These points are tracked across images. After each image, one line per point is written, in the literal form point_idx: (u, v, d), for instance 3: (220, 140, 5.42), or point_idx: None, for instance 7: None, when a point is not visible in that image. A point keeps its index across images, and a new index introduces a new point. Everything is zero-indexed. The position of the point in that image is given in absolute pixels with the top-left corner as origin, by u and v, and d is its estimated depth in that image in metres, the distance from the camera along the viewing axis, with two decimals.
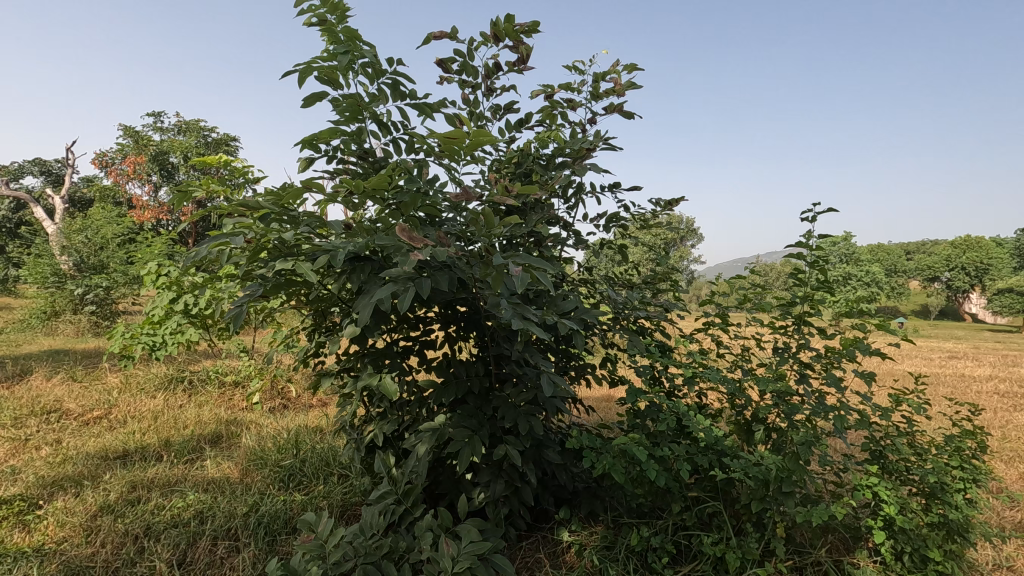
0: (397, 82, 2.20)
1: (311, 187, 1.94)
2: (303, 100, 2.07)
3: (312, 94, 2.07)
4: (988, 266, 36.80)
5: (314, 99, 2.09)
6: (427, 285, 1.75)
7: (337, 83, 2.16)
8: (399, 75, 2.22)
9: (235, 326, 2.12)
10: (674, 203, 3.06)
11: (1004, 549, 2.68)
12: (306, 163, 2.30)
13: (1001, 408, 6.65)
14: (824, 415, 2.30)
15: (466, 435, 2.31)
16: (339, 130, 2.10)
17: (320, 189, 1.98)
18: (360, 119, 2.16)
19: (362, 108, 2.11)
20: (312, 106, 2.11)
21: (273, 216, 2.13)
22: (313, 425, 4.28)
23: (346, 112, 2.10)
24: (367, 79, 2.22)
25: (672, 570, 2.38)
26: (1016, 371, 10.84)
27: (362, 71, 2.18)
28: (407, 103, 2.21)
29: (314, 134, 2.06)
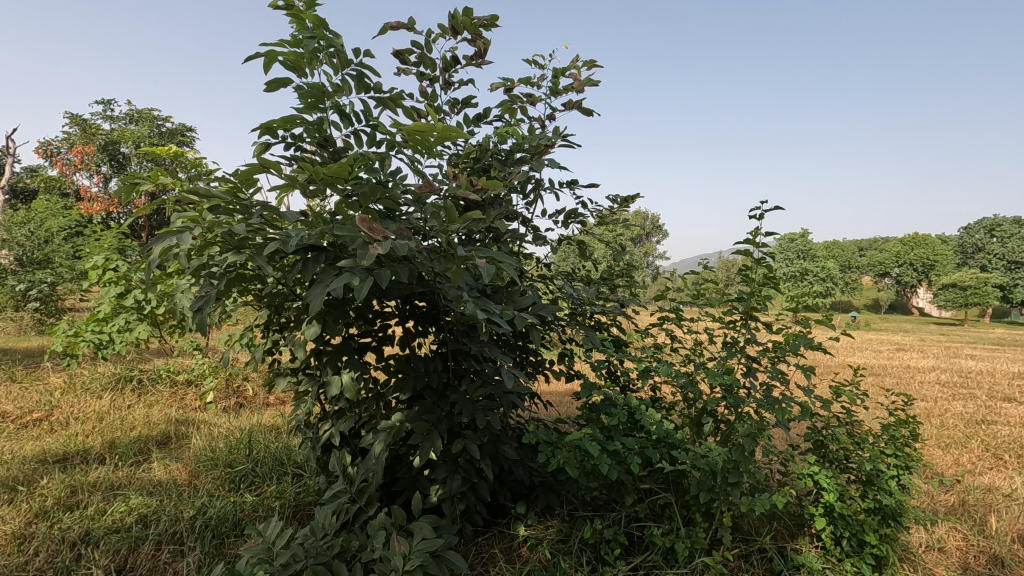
0: (362, 75, 2.12)
1: (270, 165, 1.88)
2: (266, 84, 1.99)
3: (275, 79, 1.99)
4: (933, 263, 38.65)
5: (276, 84, 2.01)
6: (386, 277, 1.69)
7: (302, 70, 2.09)
8: (365, 68, 2.13)
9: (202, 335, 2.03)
10: (631, 200, 3.09)
11: (936, 532, 2.83)
12: (263, 147, 2.21)
13: (940, 398, 7.00)
14: (770, 406, 2.37)
15: (421, 431, 2.28)
16: (298, 119, 2.02)
17: (278, 170, 1.91)
18: (322, 109, 2.09)
19: (325, 98, 2.05)
20: (274, 90, 2.03)
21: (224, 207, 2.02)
22: (268, 423, 4.18)
23: (306, 101, 2.02)
24: (332, 69, 2.15)
25: (625, 561, 2.43)
26: (955, 363, 11.44)
27: (327, 60, 2.11)
28: (371, 97, 2.16)
29: (273, 120, 1.99)
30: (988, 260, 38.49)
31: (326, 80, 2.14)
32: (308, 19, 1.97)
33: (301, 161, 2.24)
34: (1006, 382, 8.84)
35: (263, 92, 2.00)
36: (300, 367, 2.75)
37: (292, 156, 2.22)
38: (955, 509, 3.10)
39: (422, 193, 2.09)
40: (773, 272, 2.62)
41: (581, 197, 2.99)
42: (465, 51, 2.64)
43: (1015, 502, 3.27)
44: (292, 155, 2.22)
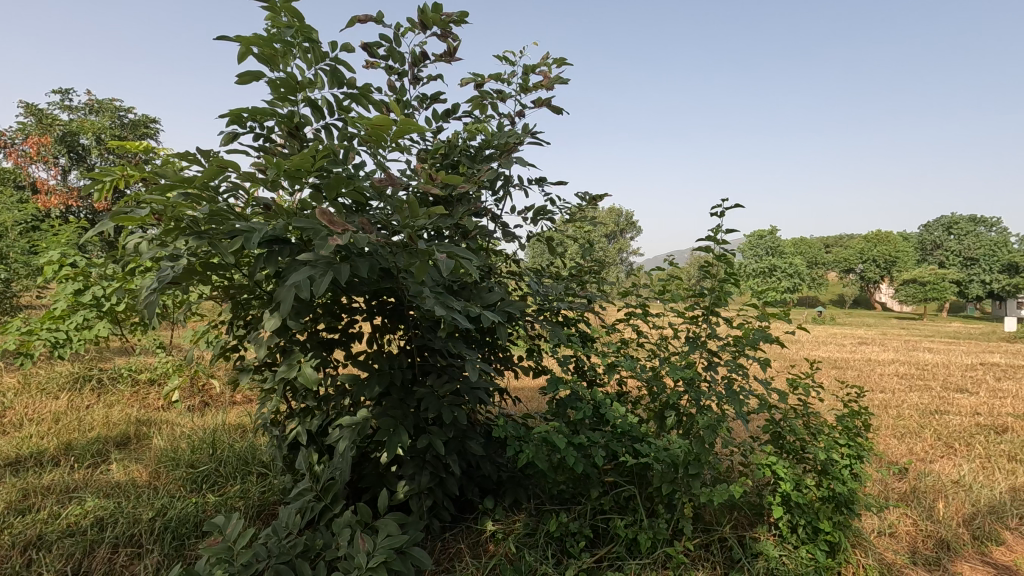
0: (335, 70, 2.07)
1: (226, 166, 1.85)
2: (239, 76, 1.91)
3: (247, 72, 1.92)
4: (894, 259, 39.99)
5: (249, 76, 1.93)
6: (346, 272, 1.66)
7: (277, 63, 2.01)
8: (338, 63, 2.09)
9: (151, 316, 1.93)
10: (599, 198, 3.12)
11: (887, 518, 2.94)
12: (231, 137, 2.16)
13: (898, 389, 7.27)
14: (730, 400, 2.44)
15: (386, 428, 2.26)
16: (269, 112, 1.95)
17: (235, 168, 1.87)
18: (294, 102, 2.02)
19: (297, 92, 1.99)
20: (246, 82, 1.95)
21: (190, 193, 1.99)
22: (234, 423, 4.10)
23: (277, 93, 1.95)
24: (305, 63, 2.09)
25: (589, 553, 2.47)
26: (913, 355, 11.88)
27: (300, 53, 2.04)
28: (344, 93, 2.11)
29: (243, 111, 1.91)
30: (945, 257, 40.00)
31: (298, 74, 2.08)
32: (282, 11, 1.91)
33: (271, 153, 2.16)
34: (959, 373, 9.23)
35: (236, 84, 1.93)
36: (266, 363, 2.66)
37: (260, 147, 2.14)
38: (907, 495, 3.23)
39: (383, 185, 2.07)
40: (735, 269, 2.68)
41: (550, 194, 3.00)
42: (434, 48, 2.62)
43: (962, 487, 3.42)
44: (261, 146, 2.14)
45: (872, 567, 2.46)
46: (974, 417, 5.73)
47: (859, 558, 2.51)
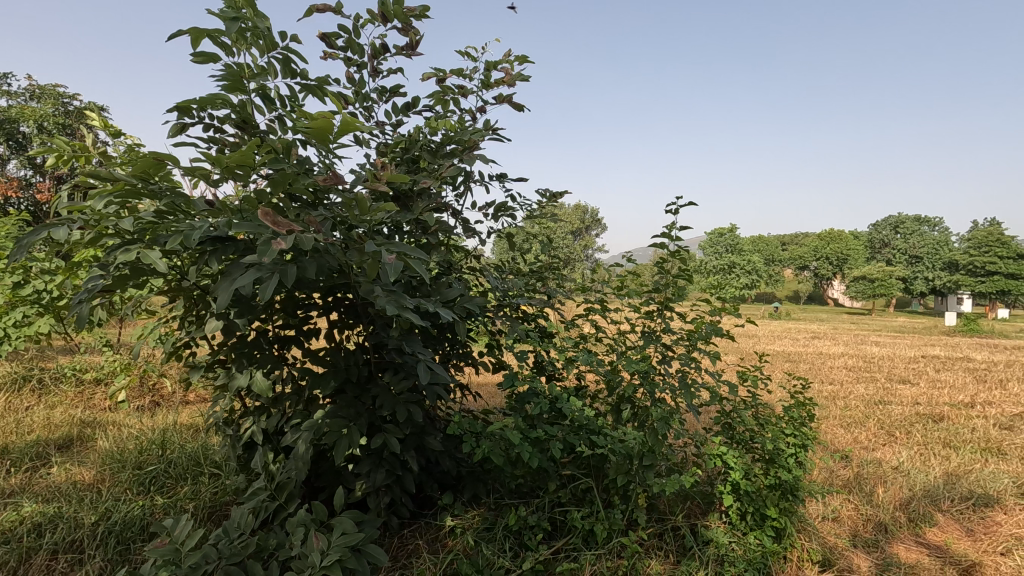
0: (289, 59, 2.02)
1: (163, 160, 1.76)
2: (193, 57, 1.83)
3: (203, 52, 1.85)
4: (846, 257, 41.68)
5: (205, 58, 1.87)
6: (292, 273, 1.61)
7: (229, 50, 1.94)
8: (292, 53, 2.03)
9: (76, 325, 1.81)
10: (559, 194, 3.15)
11: (831, 503, 3.08)
12: (179, 129, 2.09)
13: (845, 381, 7.60)
14: (684, 393, 2.50)
15: (340, 426, 2.22)
16: (219, 101, 1.87)
17: (176, 161, 1.79)
18: (246, 91, 1.95)
19: (249, 79, 1.91)
20: (200, 64, 1.88)
21: (127, 189, 1.83)
22: (186, 422, 3.98)
23: (227, 83, 1.88)
24: (258, 52, 2.03)
25: (546, 545, 2.50)
26: (860, 349, 12.42)
27: (253, 41, 1.98)
28: (298, 84, 2.04)
29: (192, 99, 1.84)
30: (892, 255, 41.93)
31: (251, 63, 2.02)
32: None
33: (221, 145, 2.08)
34: (902, 365, 9.71)
35: (189, 65, 1.85)
36: (217, 360, 2.55)
37: (210, 138, 2.06)
38: (850, 482, 3.39)
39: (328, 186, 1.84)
40: (689, 265, 2.75)
41: (511, 190, 3.00)
42: (394, 40, 2.59)
43: (900, 473, 3.61)
44: (209, 137, 2.05)
45: (816, 551, 2.57)
46: (914, 407, 6.04)
47: (804, 543, 2.62)
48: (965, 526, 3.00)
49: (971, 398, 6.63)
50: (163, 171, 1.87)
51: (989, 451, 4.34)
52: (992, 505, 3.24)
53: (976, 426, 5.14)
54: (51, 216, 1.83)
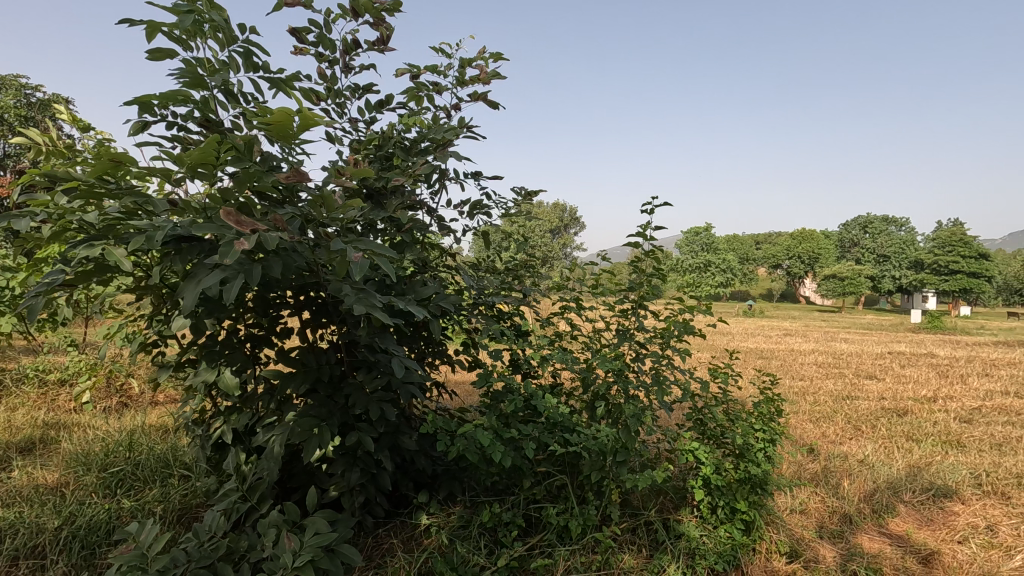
0: (250, 52, 1.96)
1: (122, 160, 1.73)
2: (148, 55, 1.80)
3: (158, 48, 1.80)
4: (817, 256, 42.67)
5: (159, 55, 1.82)
6: (258, 273, 1.59)
7: (187, 43, 1.89)
8: (252, 45, 1.97)
9: (34, 319, 1.68)
10: (534, 192, 3.16)
11: (799, 496, 3.16)
12: (141, 127, 2.04)
13: (815, 377, 7.80)
14: (655, 389, 2.54)
15: (312, 426, 2.19)
16: (179, 96, 1.83)
17: (134, 161, 1.76)
18: (208, 87, 1.90)
19: (209, 75, 1.86)
20: (157, 62, 1.84)
21: (87, 188, 1.79)
22: (155, 423, 3.89)
23: (187, 77, 1.83)
24: (218, 47, 1.98)
25: (521, 542, 2.52)
26: (830, 346, 12.74)
27: (211, 35, 1.93)
28: (260, 78, 1.99)
29: (151, 96, 1.80)
30: (861, 254, 43.07)
31: (212, 57, 1.97)
32: None
33: (185, 142, 2.03)
34: (869, 361, 9.99)
35: (144, 63, 1.81)
36: (185, 360, 2.50)
37: (173, 136, 2.01)
38: (817, 475, 3.48)
39: (292, 181, 1.77)
40: (661, 263, 2.79)
41: (486, 188, 3.01)
42: (366, 35, 2.56)
43: (865, 466, 3.72)
44: (172, 135, 2.01)
45: (783, 543, 2.64)
46: (880, 401, 6.23)
47: (772, 535, 2.69)
48: (925, 516, 3.11)
49: (933, 393, 6.87)
50: (124, 170, 1.84)
51: (948, 444, 4.50)
52: (950, 495, 3.36)
53: (937, 420, 5.32)
54: (12, 208, 1.78)
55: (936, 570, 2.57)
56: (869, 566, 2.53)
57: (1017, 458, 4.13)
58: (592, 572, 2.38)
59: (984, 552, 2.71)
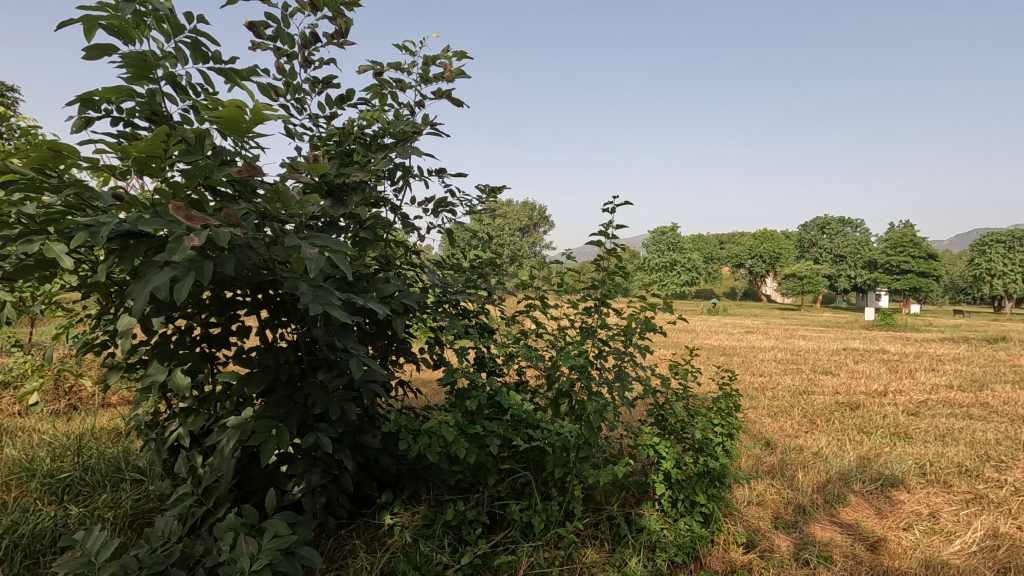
0: (198, 43, 1.89)
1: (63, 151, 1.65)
2: (84, 51, 1.71)
3: (94, 44, 1.73)
4: (777, 256, 43.96)
5: (97, 51, 1.74)
6: (209, 271, 1.57)
7: (129, 36, 1.82)
8: (200, 36, 1.90)
9: None
10: (498, 190, 3.17)
11: (756, 489, 3.26)
12: (83, 123, 1.96)
13: (774, 373, 8.04)
14: (617, 385, 2.58)
15: (270, 427, 2.14)
16: (123, 91, 1.76)
17: (75, 154, 1.68)
18: (154, 80, 1.83)
19: (154, 67, 1.79)
20: (94, 59, 1.76)
21: (27, 181, 1.70)
22: (106, 427, 3.74)
23: (130, 70, 1.77)
24: (163, 38, 1.90)
25: (485, 539, 2.53)
26: (789, 343, 13.16)
27: (155, 26, 1.86)
28: (210, 69, 1.93)
29: (92, 91, 1.72)
30: (819, 254, 44.57)
31: (157, 49, 1.90)
32: None
33: (132, 138, 1.96)
34: (824, 357, 10.36)
35: (81, 60, 1.73)
36: (136, 361, 2.42)
37: (119, 133, 1.94)
38: (774, 467, 3.60)
39: (244, 176, 1.73)
40: (623, 262, 2.84)
41: (450, 185, 2.99)
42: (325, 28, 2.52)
43: (818, 458, 3.86)
44: (118, 131, 1.93)
45: (740, 533, 2.72)
46: (834, 396, 6.47)
47: (730, 526, 2.77)
48: (873, 505, 3.25)
49: (883, 388, 7.17)
50: (68, 162, 1.76)
51: (896, 436, 4.71)
52: (897, 485, 3.52)
53: (887, 413, 5.56)
54: None
55: (883, 555, 2.69)
56: (821, 554, 2.63)
57: (958, 448, 4.35)
58: (555, 567, 2.40)
59: (927, 537, 2.85)
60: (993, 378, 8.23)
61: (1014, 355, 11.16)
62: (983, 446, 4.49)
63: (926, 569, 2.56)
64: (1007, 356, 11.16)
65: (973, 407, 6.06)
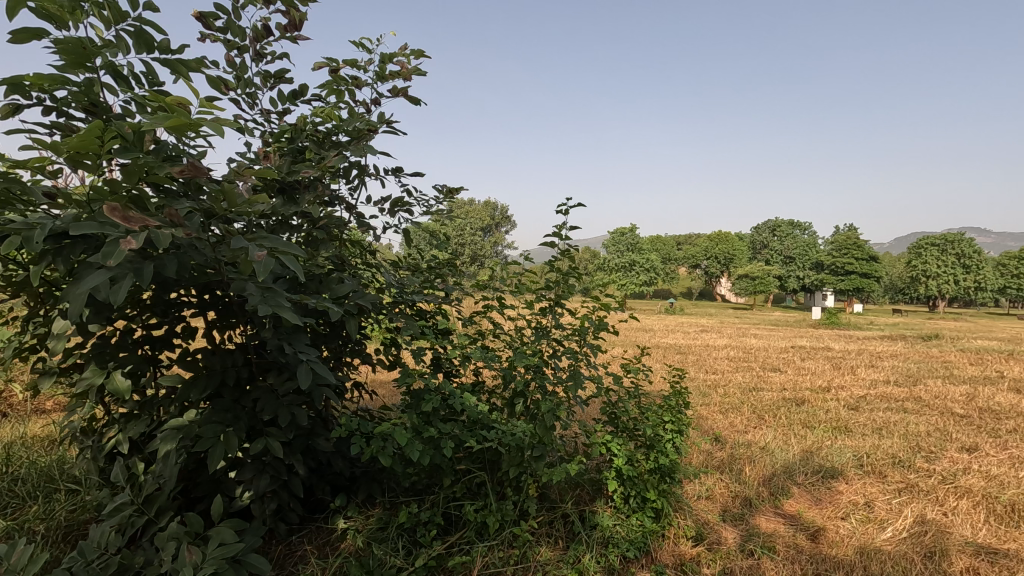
0: (142, 32, 1.82)
1: None
2: (12, 35, 1.62)
3: (24, 27, 1.63)
4: (731, 257, 45.38)
5: (26, 35, 1.64)
6: (149, 273, 1.51)
7: (63, 21, 1.73)
8: (145, 25, 1.83)
9: None
10: (456, 190, 3.16)
11: (705, 483, 3.37)
12: (12, 113, 1.85)
13: (726, 371, 8.30)
14: (570, 384, 2.61)
15: (216, 432, 2.07)
16: (57, 79, 1.67)
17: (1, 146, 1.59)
18: (91, 69, 1.74)
19: (91, 55, 1.70)
20: (24, 43, 1.66)
21: None
22: (39, 434, 3.54)
23: (65, 58, 1.68)
24: (102, 24, 1.81)
25: (440, 540, 2.52)
26: (741, 341, 13.61)
27: (94, 12, 1.77)
28: (154, 60, 1.85)
29: (22, 77, 1.63)
30: (769, 255, 46.24)
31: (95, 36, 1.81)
32: None
33: (66, 130, 1.86)
34: (774, 356, 10.76)
35: (10, 44, 1.64)
36: (70, 365, 2.30)
37: (52, 124, 1.84)
38: (723, 463, 3.72)
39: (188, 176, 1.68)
40: (577, 263, 2.87)
41: (407, 185, 2.97)
42: (277, 21, 2.45)
43: (765, 453, 4.02)
44: (52, 122, 1.83)
45: (689, 527, 2.80)
46: (781, 392, 6.73)
47: (679, 520, 2.85)
48: (815, 496, 3.40)
49: (826, 384, 7.51)
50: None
51: (838, 429, 4.94)
52: (836, 476, 3.70)
53: (829, 408, 5.83)
54: None
55: (822, 544, 2.81)
56: (765, 545, 2.73)
57: (893, 440, 4.60)
58: (509, 566, 2.42)
59: (862, 525, 3.00)
60: (926, 373, 8.72)
61: (947, 353, 11.61)
62: (916, 438, 4.77)
63: (861, 556, 2.69)
64: (939, 353, 11.66)
65: (907, 402, 6.42)
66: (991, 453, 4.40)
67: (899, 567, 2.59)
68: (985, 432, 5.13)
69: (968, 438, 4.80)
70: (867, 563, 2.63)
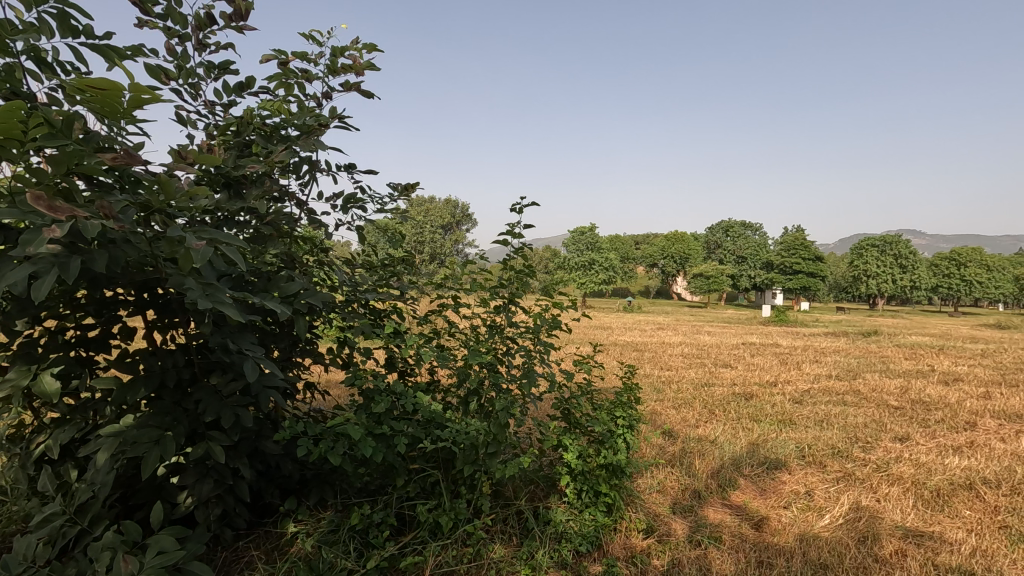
0: (67, 15, 1.72)
1: None
2: None
3: None
4: (687, 257, 46.59)
5: None
6: (76, 268, 1.43)
7: None
8: (70, 7, 1.73)
9: None
10: (411, 187, 3.13)
11: (656, 477, 3.46)
12: None
13: (680, 367, 8.53)
14: (523, 381, 2.63)
15: (153, 436, 1.98)
16: None
17: None
18: (11, 53, 1.64)
19: (11, 39, 1.60)
20: None
21: None
22: None
23: None
24: (23, 5, 1.71)
25: (393, 541, 2.49)
26: (695, 338, 14.01)
27: None
28: (81, 46, 1.75)
29: None
30: (722, 255, 47.70)
31: (15, 18, 1.70)
32: None
33: None
34: (725, 352, 11.13)
35: None
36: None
37: None
38: (674, 457, 3.82)
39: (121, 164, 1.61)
40: (531, 262, 2.89)
41: (359, 181, 2.92)
42: (221, 10, 2.37)
43: (714, 446, 4.16)
44: None
45: (640, 520, 2.88)
46: (731, 387, 6.98)
47: (631, 514, 2.92)
48: (759, 486, 3.54)
49: (774, 378, 7.82)
50: None
51: (783, 422, 5.15)
52: (780, 467, 3.86)
53: (775, 402, 6.07)
54: None
55: (765, 532, 2.93)
56: (711, 535, 2.83)
57: (832, 432, 4.83)
58: (462, 564, 2.42)
59: (802, 513, 3.15)
60: (864, 368, 9.21)
61: (885, 349, 12.24)
62: (853, 429, 5.02)
63: (799, 543, 2.82)
64: (877, 349, 12.28)
65: (847, 395, 6.75)
66: (921, 442, 4.69)
67: (835, 551, 2.72)
68: (916, 423, 5.45)
69: (901, 428, 5.09)
70: (805, 549, 2.75)
